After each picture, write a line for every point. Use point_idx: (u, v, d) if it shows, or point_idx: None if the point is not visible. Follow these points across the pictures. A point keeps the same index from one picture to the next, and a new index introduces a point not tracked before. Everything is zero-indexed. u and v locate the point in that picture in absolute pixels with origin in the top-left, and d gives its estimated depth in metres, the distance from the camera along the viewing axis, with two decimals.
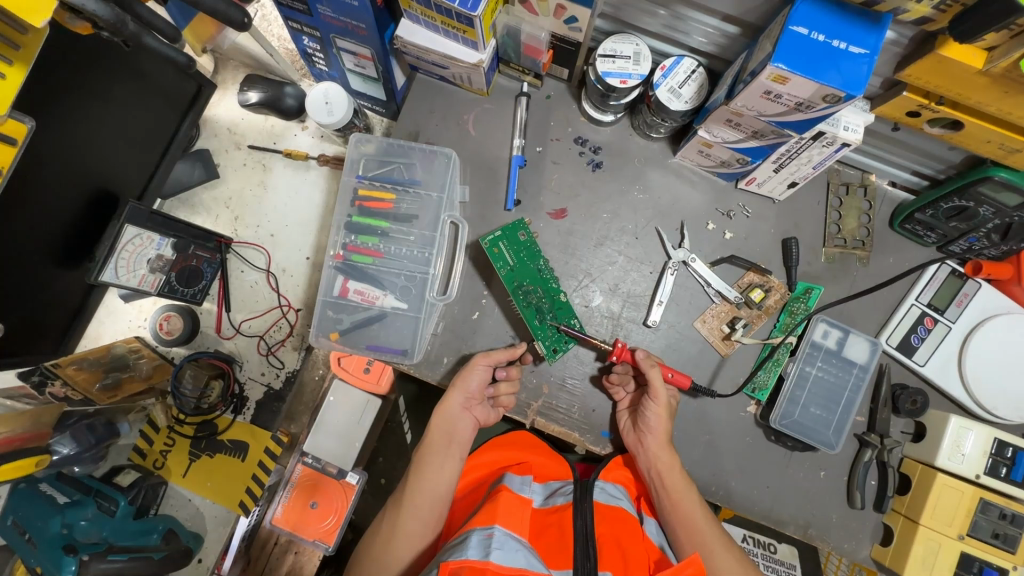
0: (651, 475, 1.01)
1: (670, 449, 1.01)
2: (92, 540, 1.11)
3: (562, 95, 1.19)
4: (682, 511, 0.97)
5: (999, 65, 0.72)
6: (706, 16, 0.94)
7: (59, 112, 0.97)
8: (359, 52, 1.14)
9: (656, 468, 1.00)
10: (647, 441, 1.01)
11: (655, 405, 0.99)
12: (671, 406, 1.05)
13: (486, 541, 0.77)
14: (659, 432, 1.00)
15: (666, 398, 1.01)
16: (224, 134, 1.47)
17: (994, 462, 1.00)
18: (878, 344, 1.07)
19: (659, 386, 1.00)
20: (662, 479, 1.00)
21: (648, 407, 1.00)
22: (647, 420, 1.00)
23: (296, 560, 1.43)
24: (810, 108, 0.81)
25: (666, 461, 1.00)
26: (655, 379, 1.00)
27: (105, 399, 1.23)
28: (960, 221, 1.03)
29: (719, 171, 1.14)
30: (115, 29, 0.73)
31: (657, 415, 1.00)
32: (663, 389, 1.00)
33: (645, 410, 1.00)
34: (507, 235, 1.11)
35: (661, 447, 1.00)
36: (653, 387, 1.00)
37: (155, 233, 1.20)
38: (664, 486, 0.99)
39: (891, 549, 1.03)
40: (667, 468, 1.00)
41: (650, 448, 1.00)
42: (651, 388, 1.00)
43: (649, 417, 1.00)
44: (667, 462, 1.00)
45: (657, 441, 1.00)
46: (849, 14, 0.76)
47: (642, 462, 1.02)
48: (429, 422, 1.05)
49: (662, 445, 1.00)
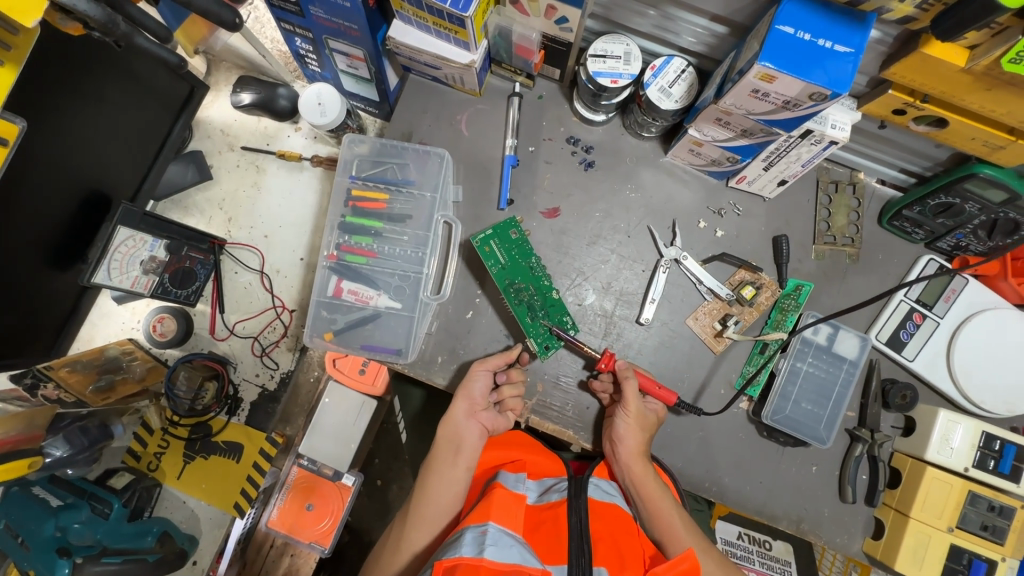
0: (628, 483, 1.00)
1: (643, 458, 1.00)
2: (86, 542, 1.11)
3: (554, 95, 1.20)
4: (661, 517, 0.97)
5: (982, 63, 0.73)
6: (696, 16, 0.95)
7: (47, 114, 0.97)
8: (352, 53, 1.15)
9: (631, 478, 1.00)
10: (619, 451, 1.00)
11: (626, 414, 1.00)
12: (652, 418, 1.04)
13: (480, 538, 0.78)
14: (631, 441, 1.00)
15: (639, 407, 1.01)
16: (217, 135, 1.47)
17: (982, 455, 1.01)
18: (868, 340, 1.08)
19: (633, 396, 1.00)
20: (639, 487, 0.99)
21: (619, 415, 1.01)
22: (618, 428, 1.00)
23: (292, 563, 1.45)
24: (797, 106, 0.82)
25: (641, 471, 0.99)
26: (629, 389, 1.01)
27: (98, 401, 1.24)
28: (947, 217, 1.04)
29: (710, 170, 1.15)
30: (107, 29, 0.73)
31: (627, 424, 1.00)
32: (636, 398, 1.01)
33: (616, 420, 1.01)
34: (498, 234, 1.12)
35: (633, 456, 0.99)
36: (625, 397, 1.00)
37: (148, 235, 1.20)
38: (641, 493, 0.99)
39: (882, 542, 1.04)
40: (640, 477, 0.99)
41: (622, 457, 1.00)
42: (624, 398, 1.01)
43: (619, 426, 1.00)
44: (640, 471, 0.99)
45: (628, 451, 0.99)
46: (834, 14, 0.77)
47: (618, 470, 1.02)
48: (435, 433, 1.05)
49: (635, 455, 0.99)
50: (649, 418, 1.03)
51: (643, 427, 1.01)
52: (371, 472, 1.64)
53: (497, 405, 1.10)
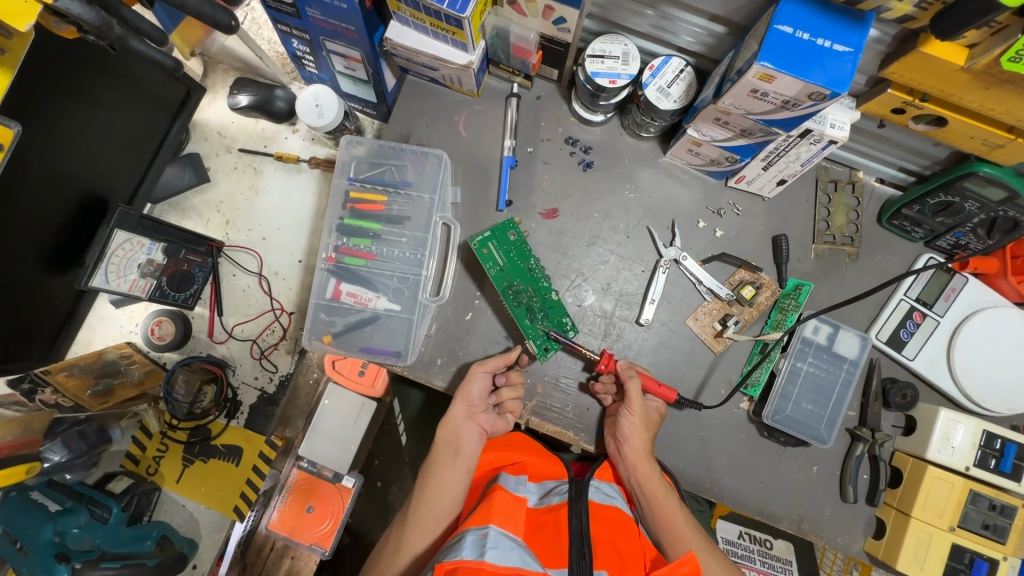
0: (633, 483, 1.00)
1: (649, 458, 1.00)
2: (85, 547, 1.12)
3: (552, 95, 1.20)
4: (665, 515, 0.97)
5: (981, 62, 0.73)
6: (693, 16, 0.94)
7: (42, 117, 0.96)
8: (349, 54, 1.14)
9: (636, 477, 1.00)
10: (624, 450, 1.00)
11: (630, 414, 0.99)
12: (654, 417, 1.03)
13: (481, 541, 0.78)
14: (636, 441, 0.99)
15: (642, 407, 1.01)
16: (214, 138, 1.46)
17: (984, 454, 1.00)
18: (868, 339, 1.07)
19: (636, 396, 1.00)
20: (642, 486, 0.99)
21: (623, 416, 1.00)
22: (622, 428, 1.00)
23: (292, 565, 1.45)
24: (797, 106, 0.82)
25: (646, 471, 0.99)
26: (632, 389, 1.00)
27: (96, 405, 1.23)
28: (947, 216, 1.04)
29: (709, 170, 1.14)
30: (101, 32, 0.73)
31: (632, 423, 0.99)
32: (639, 398, 1.00)
33: (620, 419, 1.00)
34: (496, 235, 1.12)
35: (638, 456, 0.99)
36: (629, 396, 1.00)
37: (145, 238, 1.18)
38: (645, 494, 0.99)
39: (883, 542, 1.04)
40: (646, 476, 0.99)
41: (627, 456, 0.99)
42: (628, 397, 1.00)
43: (623, 426, 0.99)
44: (646, 471, 0.99)
45: (633, 450, 0.99)
46: (833, 13, 0.77)
47: (622, 469, 1.02)
48: (435, 434, 1.05)
49: (640, 454, 0.99)
50: (651, 417, 1.02)
51: (646, 426, 1.01)
52: (371, 474, 1.63)
53: (497, 407, 1.09)
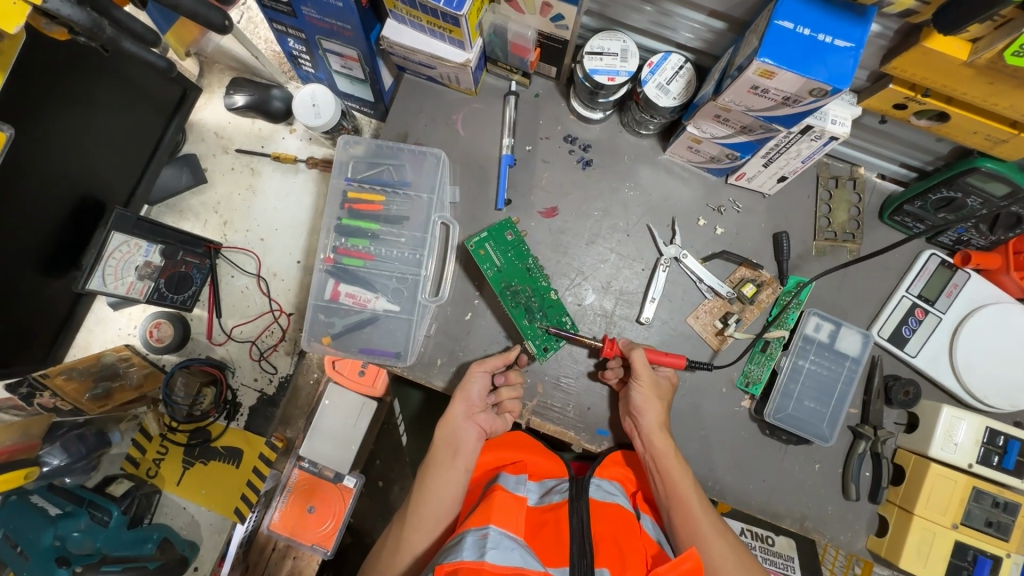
0: (648, 458, 1.00)
1: (664, 431, 1.00)
2: (86, 551, 1.12)
3: (551, 93, 1.19)
4: (678, 489, 0.95)
5: (984, 56, 0.72)
6: (694, 12, 0.93)
7: (36, 118, 0.96)
8: (346, 53, 1.13)
9: (653, 453, 0.99)
10: (640, 423, 1.00)
11: (639, 385, 0.99)
12: (667, 386, 1.05)
13: (481, 542, 0.77)
14: (651, 413, 0.99)
15: (651, 378, 1.01)
16: (211, 138, 1.46)
17: (987, 450, 1.00)
18: (870, 336, 1.07)
19: (643, 368, 1.00)
20: (658, 462, 0.98)
21: (633, 388, 1.00)
22: (635, 401, 1.00)
23: (295, 564, 1.45)
24: (798, 102, 0.81)
25: (664, 446, 0.98)
26: (637, 361, 1.00)
27: (95, 408, 1.26)
28: (948, 212, 1.04)
29: (708, 167, 1.14)
30: (92, 34, 0.72)
31: (643, 394, 0.99)
32: (646, 370, 1.00)
33: (631, 392, 1.00)
34: (494, 236, 1.11)
35: (653, 429, 0.99)
36: (636, 370, 1.00)
37: (142, 240, 1.17)
38: (659, 468, 0.98)
39: (886, 540, 1.03)
40: (662, 452, 0.98)
41: (644, 429, 0.99)
42: (635, 371, 1.00)
43: (636, 399, 1.00)
44: (662, 446, 0.98)
45: (649, 423, 0.99)
46: (835, 8, 0.76)
47: (639, 445, 1.01)
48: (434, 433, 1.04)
49: (655, 427, 0.99)
50: (663, 388, 1.03)
51: (658, 397, 1.01)
52: (372, 474, 1.64)
53: (496, 407, 1.09)
